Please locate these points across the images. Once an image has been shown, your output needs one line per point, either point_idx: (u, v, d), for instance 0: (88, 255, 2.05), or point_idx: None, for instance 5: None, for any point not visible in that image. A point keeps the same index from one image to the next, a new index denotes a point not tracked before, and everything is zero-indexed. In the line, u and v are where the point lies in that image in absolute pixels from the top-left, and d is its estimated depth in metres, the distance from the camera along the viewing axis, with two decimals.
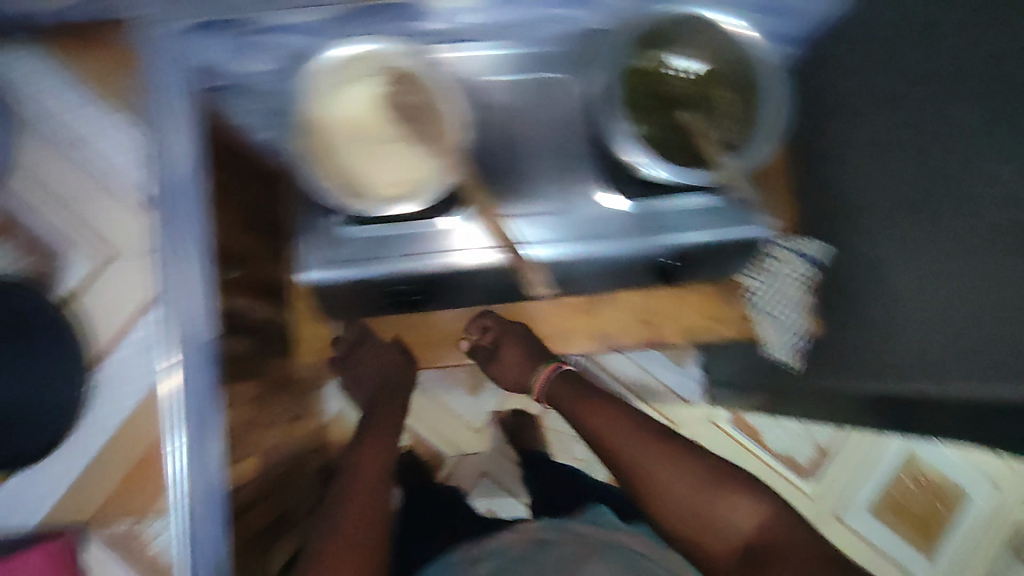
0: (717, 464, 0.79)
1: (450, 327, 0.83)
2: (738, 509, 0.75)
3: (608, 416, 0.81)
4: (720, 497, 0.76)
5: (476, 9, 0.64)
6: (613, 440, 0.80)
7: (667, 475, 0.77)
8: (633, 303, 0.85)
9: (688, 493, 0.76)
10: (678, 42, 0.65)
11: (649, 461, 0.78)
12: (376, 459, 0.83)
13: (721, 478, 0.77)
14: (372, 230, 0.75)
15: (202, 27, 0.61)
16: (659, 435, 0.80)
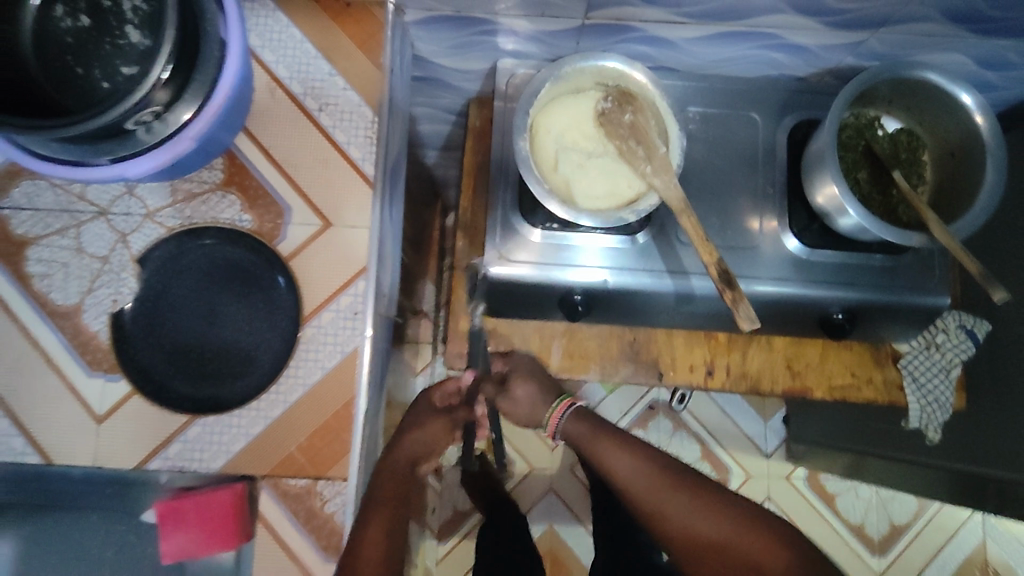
0: (726, 501, 0.56)
1: (600, 349, 0.80)
2: (753, 553, 0.54)
3: (616, 450, 0.59)
4: (727, 528, 0.55)
5: (706, 39, 0.70)
6: (642, 482, 0.57)
7: (677, 510, 0.56)
8: (784, 352, 0.80)
9: (688, 520, 0.56)
10: (895, 104, 0.70)
11: (670, 498, 0.57)
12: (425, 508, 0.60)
13: (736, 509, 0.56)
14: (553, 236, 0.73)
15: (445, 19, 0.68)
16: (675, 476, 0.57)
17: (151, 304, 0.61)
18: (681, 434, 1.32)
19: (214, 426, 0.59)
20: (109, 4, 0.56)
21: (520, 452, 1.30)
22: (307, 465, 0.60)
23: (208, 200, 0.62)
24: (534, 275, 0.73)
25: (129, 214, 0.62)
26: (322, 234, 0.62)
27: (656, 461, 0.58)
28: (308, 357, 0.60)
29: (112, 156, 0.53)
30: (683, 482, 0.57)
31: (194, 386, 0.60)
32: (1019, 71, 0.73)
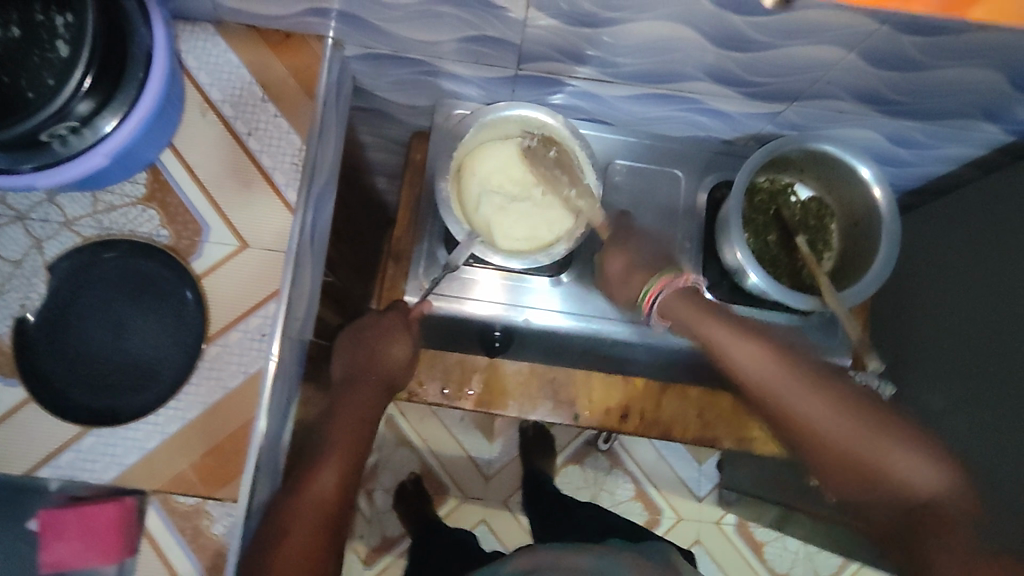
0: (872, 415, 0.59)
1: (521, 381, 0.82)
2: (902, 466, 0.57)
3: (724, 331, 0.64)
4: (875, 433, 0.59)
5: (633, 98, 0.74)
6: (776, 373, 0.61)
7: (821, 407, 0.59)
8: (696, 400, 0.83)
9: (832, 426, 0.59)
10: (804, 174, 0.74)
11: (801, 393, 0.60)
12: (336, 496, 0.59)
13: (878, 417, 0.59)
14: (479, 274, 0.78)
15: (383, 58, 0.71)
16: (819, 370, 0.61)
17: (58, 311, 0.61)
18: (616, 472, 1.34)
19: (109, 438, 0.60)
20: (42, 18, 0.57)
21: (454, 480, 1.30)
22: (198, 483, 0.60)
23: (129, 213, 0.63)
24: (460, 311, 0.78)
25: (48, 221, 0.63)
26: (237, 255, 0.64)
27: (784, 355, 0.62)
28: (212, 374, 0.61)
29: (33, 165, 0.54)
30: (825, 383, 0.61)
31: (91, 396, 0.60)
32: (927, 151, 0.77)
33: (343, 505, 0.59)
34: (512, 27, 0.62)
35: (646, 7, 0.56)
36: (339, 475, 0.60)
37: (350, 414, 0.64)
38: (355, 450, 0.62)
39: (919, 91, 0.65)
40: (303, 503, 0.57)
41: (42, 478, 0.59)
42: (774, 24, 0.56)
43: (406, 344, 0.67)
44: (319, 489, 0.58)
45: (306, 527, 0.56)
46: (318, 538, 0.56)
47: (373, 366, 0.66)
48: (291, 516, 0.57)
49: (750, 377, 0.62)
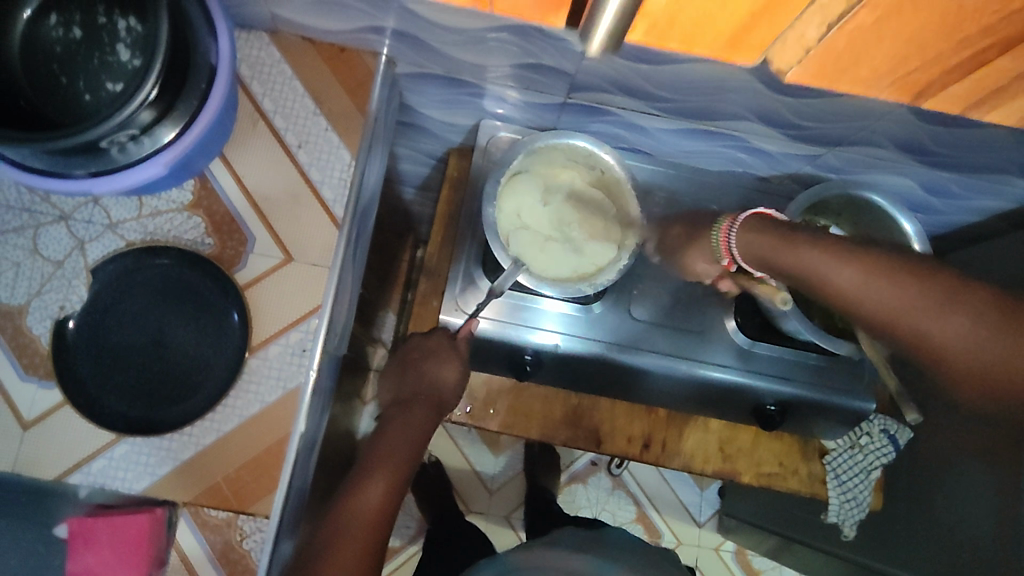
0: (921, 271, 0.52)
1: (549, 405, 0.84)
2: (944, 325, 0.50)
3: (749, 234, 0.65)
4: (933, 292, 0.51)
5: (678, 131, 0.74)
6: (789, 255, 0.61)
7: (836, 272, 0.56)
8: (717, 435, 0.85)
9: (870, 295, 0.54)
10: (839, 218, 0.76)
11: (818, 257, 0.58)
12: (380, 516, 0.63)
13: (946, 275, 0.51)
14: (522, 295, 0.75)
15: (433, 78, 0.70)
16: (893, 249, 0.55)
17: (98, 315, 0.61)
18: (618, 493, 1.34)
19: (143, 447, 0.59)
20: (105, 20, 0.57)
21: (458, 493, 1.29)
22: (231, 497, 0.60)
23: (174, 219, 0.63)
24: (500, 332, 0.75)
25: (91, 222, 0.62)
26: (281, 268, 0.63)
27: (831, 237, 0.58)
28: (251, 387, 0.61)
29: (89, 170, 0.54)
30: (863, 254, 0.55)
31: (127, 404, 0.60)
32: (958, 202, 0.79)
33: (387, 520, 0.63)
34: (570, 58, 0.61)
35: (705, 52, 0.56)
36: (384, 492, 0.64)
37: (398, 434, 0.69)
38: (399, 467, 0.66)
39: (962, 146, 0.66)
40: (351, 518, 0.61)
41: (72, 483, 0.59)
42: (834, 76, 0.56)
43: (455, 365, 0.73)
44: (365, 504, 0.62)
45: (352, 541, 0.60)
46: (365, 549, 0.60)
47: (424, 388, 0.73)
48: (342, 530, 0.60)
49: (770, 257, 0.63)
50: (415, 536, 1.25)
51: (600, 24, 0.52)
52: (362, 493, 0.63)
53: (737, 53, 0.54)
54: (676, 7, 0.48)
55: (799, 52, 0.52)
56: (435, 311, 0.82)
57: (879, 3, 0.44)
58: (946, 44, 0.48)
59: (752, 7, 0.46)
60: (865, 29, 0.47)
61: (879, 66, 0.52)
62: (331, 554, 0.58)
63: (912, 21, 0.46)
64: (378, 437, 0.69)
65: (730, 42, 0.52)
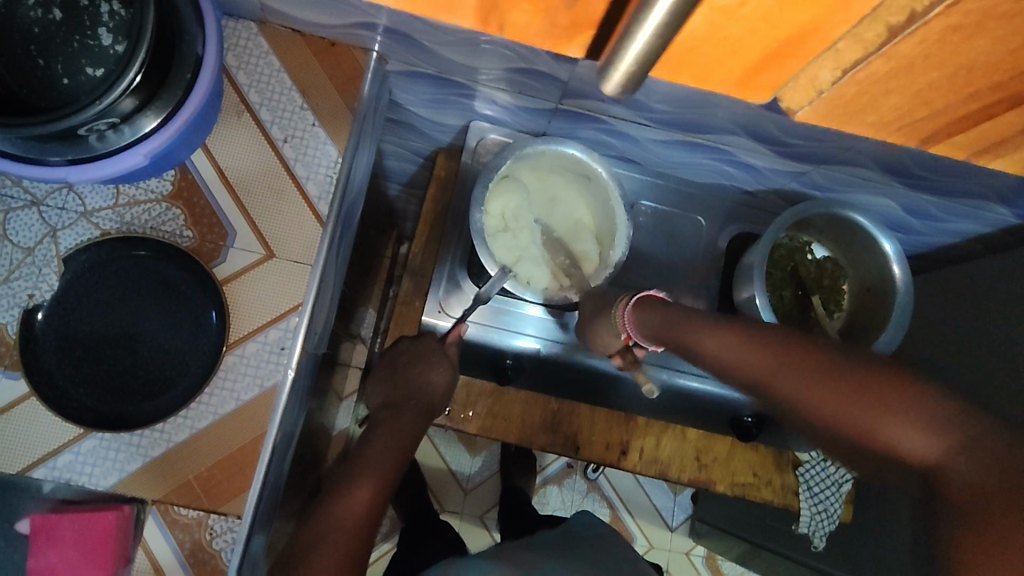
0: (842, 381, 0.46)
1: (528, 406, 0.83)
2: (900, 436, 0.43)
3: (710, 329, 0.55)
4: (875, 405, 0.44)
5: (667, 142, 0.75)
6: (766, 366, 0.50)
7: (800, 394, 0.48)
8: (694, 444, 0.86)
9: (819, 403, 0.47)
10: (822, 236, 0.78)
11: (811, 385, 0.47)
12: (361, 522, 0.62)
13: (873, 381, 0.45)
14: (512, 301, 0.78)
15: (423, 78, 0.69)
16: (820, 364, 0.47)
17: (68, 306, 0.59)
18: (592, 497, 1.34)
19: (112, 443, 0.58)
20: (87, 3, 0.55)
21: (432, 492, 1.28)
22: (202, 495, 0.59)
23: (152, 209, 0.61)
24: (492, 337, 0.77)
25: (65, 209, 0.60)
26: (262, 264, 0.62)
27: (796, 347, 0.49)
28: (226, 384, 0.60)
29: (67, 158, 0.52)
30: (840, 372, 0.47)
31: (96, 399, 0.58)
32: (938, 223, 0.80)
33: (371, 527, 0.62)
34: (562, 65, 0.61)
35: None
36: (370, 498, 0.63)
37: (387, 440, 0.69)
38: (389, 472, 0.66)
39: (946, 173, 0.67)
40: (336, 520, 0.61)
41: (36, 478, 0.57)
42: None
43: (445, 368, 0.73)
44: (351, 508, 0.62)
45: (332, 546, 0.59)
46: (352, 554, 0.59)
47: (416, 390, 0.73)
48: (326, 531, 0.60)
49: (713, 359, 0.55)
50: (387, 534, 1.24)
51: (620, 67, 0.47)
52: (346, 504, 0.62)
53: (749, 91, 0.54)
54: (687, 46, 0.46)
55: (809, 94, 0.52)
56: (417, 312, 0.81)
57: (897, 53, 0.44)
58: (952, 98, 0.50)
59: (766, 47, 0.45)
60: (877, 78, 0.48)
61: (888, 113, 0.54)
62: (315, 558, 0.58)
63: (928, 71, 0.46)
64: (366, 443, 0.69)
65: (741, 80, 0.52)
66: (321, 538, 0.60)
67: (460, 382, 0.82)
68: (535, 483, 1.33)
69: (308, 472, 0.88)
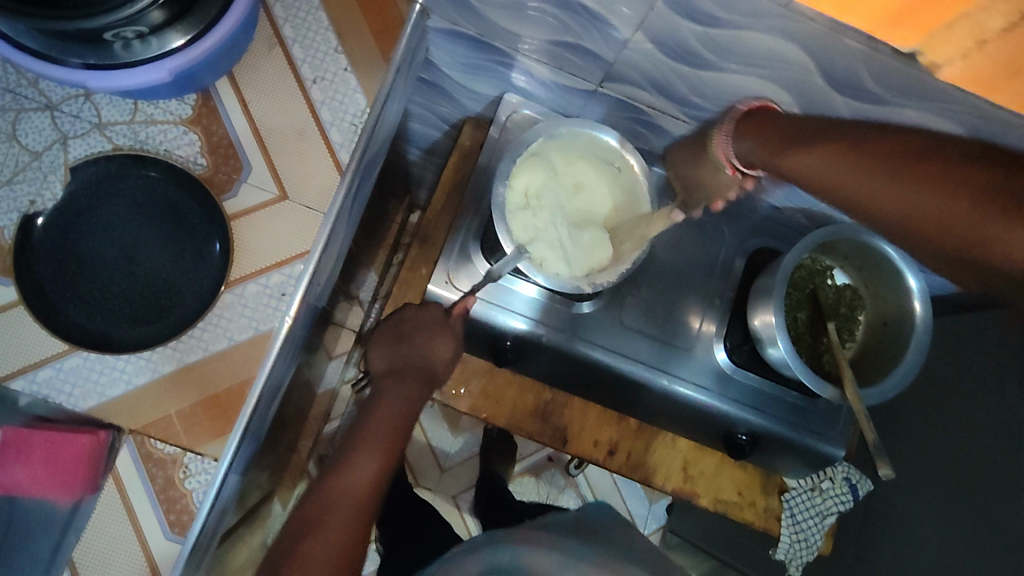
0: (946, 170, 0.44)
1: (519, 391, 0.82)
2: (1016, 245, 0.41)
3: (800, 151, 0.53)
4: (994, 208, 0.42)
5: None
6: (834, 172, 0.50)
7: (883, 183, 0.47)
8: (683, 455, 0.84)
9: (889, 194, 0.47)
10: (845, 262, 0.76)
11: (862, 170, 0.48)
12: (362, 498, 0.64)
13: (953, 163, 0.44)
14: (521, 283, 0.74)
15: (464, 41, 0.67)
16: (872, 151, 0.48)
17: (67, 217, 0.62)
18: (569, 493, 1.33)
19: (96, 364, 0.63)
20: None
21: (410, 465, 1.27)
22: (182, 434, 0.67)
23: (168, 132, 0.65)
24: (495, 318, 0.74)
25: (80, 117, 0.64)
26: (275, 203, 0.66)
27: (868, 140, 0.49)
28: (227, 317, 0.65)
29: (85, 61, 0.52)
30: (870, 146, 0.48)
31: (85, 316, 0.62)
32: None
33: (378, 495, 0.65)
34: (611, 44, 0.59)
35: (756, 62, 0.55)
36: (377, 467, 0.65)
37: (389, 406, 0.69)
38: (392, 440, 0.67)
39: None
40: (339, 490, 0.63)
41: (13, 390, 0.63)
42: (868, 111, 0.57)
43: (447, 343, 0.71)
44: (357, 479, 0.64)
45: (330, 524, 0.61)
46: (359, 515, 0.63)
47: (420, 361, 0.71)
48: (329, 499, 0.63)
49: (800, 172, 0.53)
50: None
51: None
52: (344, 478, 0.64)
53: (891, 31, 0.45)
54: None
55: (963, 45, 0.43)
56: (422, 281, 0.79)
57: None
58: None
59: None
60: None
61: None
62: (317, 534, 0.60)
63: None
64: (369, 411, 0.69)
65: (888, 18, 0.43)
66: (323, 514, 0.62)
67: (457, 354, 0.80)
68: (515, 470, 1.32)
69: (291, 425, 0.86)
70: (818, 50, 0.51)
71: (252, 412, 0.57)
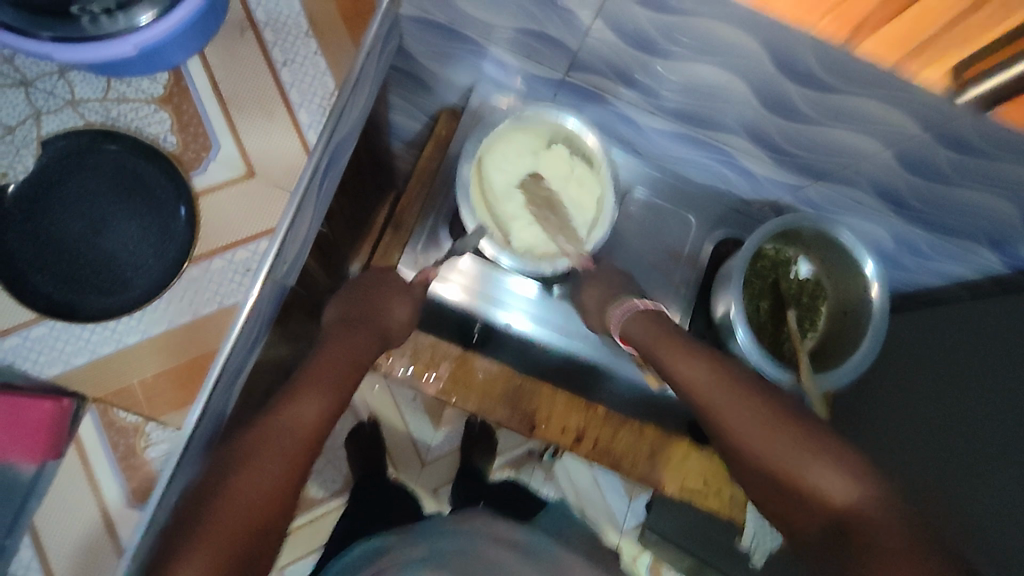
0: (776, 421, 0.64)
1: (488, 376, 0.82)
2: (819, 480, 0.60)
3: (678, 346, 0.70)
4: (797, 449, 0.62)
5: (666, 134, 0.75)
6: (708, 386, 0.67)
7: (742, 424, 0.65)
8: (651, 443, 0.84)
9: (754, 441, 0.64)
10: (810, 253, 0.77)
11: (729, 408, 0.65)
12: (296, 437, 0.59)
13: (801, 426, 0.63)
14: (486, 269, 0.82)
15: (435, 30, 0.69)
16: (746, 386, 0.66)
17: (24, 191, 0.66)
18: (547, 487, 1.33)
19: (60, 333, 0.64)
20: None
21: (389, 457, 1.28)
22: (142, 402, 0.66)
23: (140, 109, 0.65)
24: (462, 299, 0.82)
25: (53, 93, 0.64)
26: (241, 182, 0.65)
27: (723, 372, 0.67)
28: (192, 289, 0.65)
29: (53, 35, 0.52)
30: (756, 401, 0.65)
31: (52, 286, 0.64)
32: (925, 262, 0.79)
33: (320, 437, 0.61)
34: (573, 31, 0.61)
35: (711, 51, 0.57)
36: (320, 410, 0.62)
37: (339, 355, 0.67)
38: (339, 381, 0.65)
39: (935, 203, 0.67)
40: (278, 431, 0.59)
41: None
42: (826, 103, 0.58)
43: (406, 305, 0.71)
44: (298, 420, 0.61)
45: (259, 461, 0.56)
46: (296, 462, 0.58)
47: (376, 318, 0.70)
48: (258, 442, 0.58)
49: (683, 379, 0.69)
50: (338, 491, 1.23)
51: None
52: (267, 428, 0.59)
53: None
54: None
55: None
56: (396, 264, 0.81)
57: None
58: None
59: None
60: None
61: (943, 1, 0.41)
62: (247, 472, 0.55)
63: None
64: (316, 356, 0.67)
65: None
66: (246, 459, 0.57)
67: (427, 338, 0.82)
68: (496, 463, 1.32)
69: None
70: (768, 37, 0.52)
71: (219, 374, 0.61)
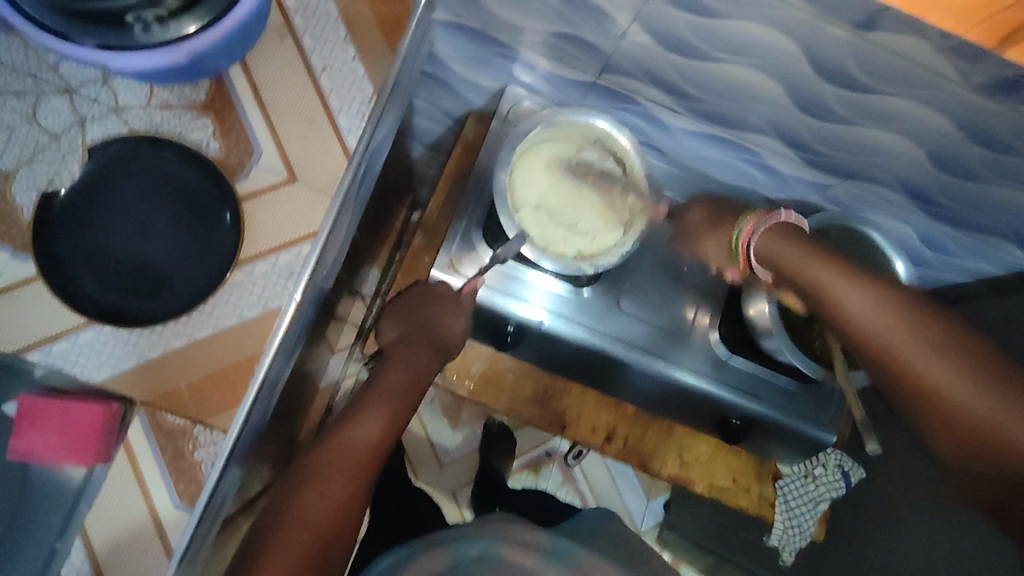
0: (941, 344, 0.53)
1: (518, 377, 0.84)
2: (981, 409, 0.51)
3: (810, 257, 0.60)
4: (972, 375, 0.52)
5: (693, 135, 0.76)
6: (857, 294, 0.57)
7: (913, 345, 0.54)
8: (679, 441, 0.86)
9: (916, 360, 0.54)
10: None
11: (891, 326, 0.55)
12: (361, 452, 0.67)
13: (978, 353, 0.52)
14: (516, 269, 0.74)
15: (467, 34, 0.70)
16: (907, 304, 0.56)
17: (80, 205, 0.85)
18: (566, 488, 1.34)
19: (109, 334, 0.89)
20: None
21: (409, 460, 1.28)
22: (189, 399, 0.92)
23: (178, 120, 0.88)
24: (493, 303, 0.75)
25: (97, 104, 0.89)
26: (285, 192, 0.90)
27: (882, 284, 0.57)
28: (237, 292, 0.91)
29: (98, 41, 0.65)
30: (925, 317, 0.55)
31: (99, 291, 0.84)
32: (951, 258, 0.80)
33: (380, 455, 0.69)
34: (608, 34, 0.62)
35: (745, 53, 0.58)
36: (381, 428, 0.69)
37: (397, 374, 0.73)
38: (399, 402, 0.72)
39: (964, 200, 0.68)
40: (344, 448, 0.67)
41: (32, 360, 0.87)
42: (857, 102, 0.59)
43: (459, 319, 0.73)
44: (362, 437, 0.68)
45: (329, 476, 0.65)
46: (361, 477, 0.66)
47: (430, 334, 0.74)
48: (328, 458, 0.66)
49: (826, 292, 0.59)
50: None
51: None
52: (336, 444, 0.67)
53: None
54: None
55: None
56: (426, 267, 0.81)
57: None
58: None
59: None
60: None
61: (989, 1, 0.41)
62: (317, 484, 0.64)
63: None
64: (379, 376, 0.74)
65: None
66: (320, 473, 0.65)
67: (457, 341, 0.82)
68: (515, 464, 1.33)
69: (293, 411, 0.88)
70: (802, 37, 0.53)
71: (263, 381, 0.62)
